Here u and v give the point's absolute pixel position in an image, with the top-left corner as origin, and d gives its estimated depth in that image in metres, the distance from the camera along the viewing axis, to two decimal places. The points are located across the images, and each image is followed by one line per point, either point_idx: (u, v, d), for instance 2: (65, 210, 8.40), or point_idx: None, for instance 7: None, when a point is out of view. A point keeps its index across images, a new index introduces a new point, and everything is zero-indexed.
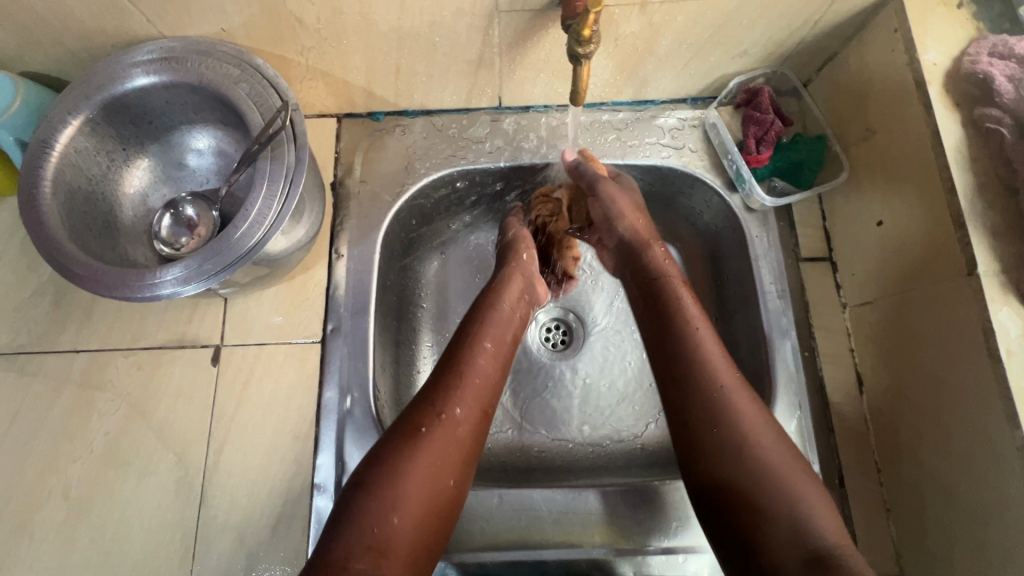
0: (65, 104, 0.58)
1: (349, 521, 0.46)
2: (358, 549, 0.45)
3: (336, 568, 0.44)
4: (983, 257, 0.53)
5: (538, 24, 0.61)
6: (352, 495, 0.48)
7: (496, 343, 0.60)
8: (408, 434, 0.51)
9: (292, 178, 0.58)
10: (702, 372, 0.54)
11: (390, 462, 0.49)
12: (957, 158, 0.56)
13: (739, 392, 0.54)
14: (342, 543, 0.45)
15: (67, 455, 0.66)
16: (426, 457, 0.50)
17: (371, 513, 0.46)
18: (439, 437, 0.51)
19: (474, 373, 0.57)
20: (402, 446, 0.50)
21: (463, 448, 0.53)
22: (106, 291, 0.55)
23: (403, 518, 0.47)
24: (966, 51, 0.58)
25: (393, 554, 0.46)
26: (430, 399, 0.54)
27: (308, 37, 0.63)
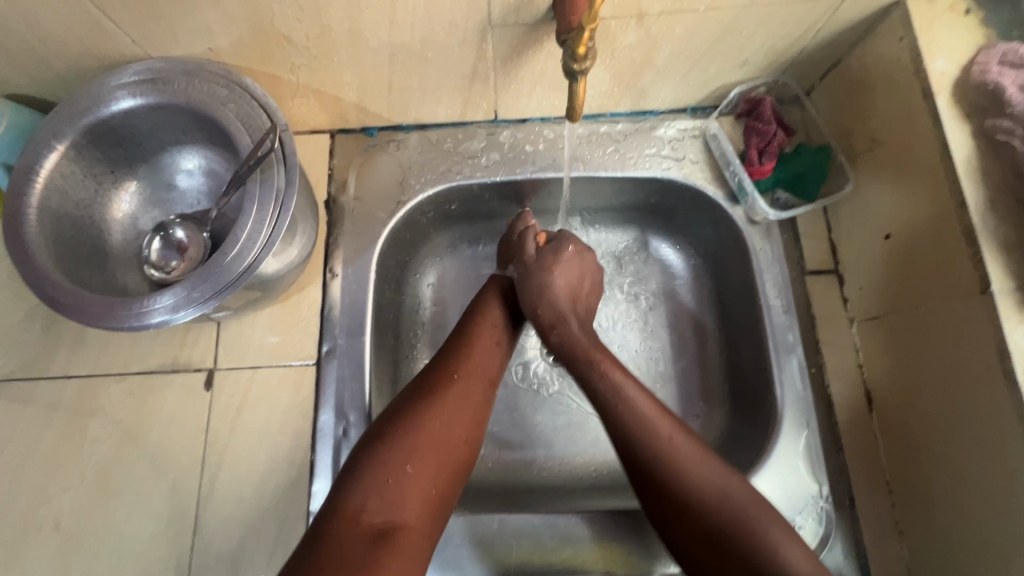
0: (49, 128, 0.57)
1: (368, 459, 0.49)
2: (373, 498, 0.46)
3: (349, 519, 0.45)
4: (997, 274, 0.51)
5: (532, 37, 0.59)
6: (371, 444, 0.50)
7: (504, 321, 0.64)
8: (416, 394, 0.54)
9: (282, 201, 0.57)
10: (643, 433, 0.53)
11: (401, 418, 0.52)
12: (967, 171, 0.54)
13: (682, 441, 0.53)
14: (355, 494, 0.47)
15: (59, 484, 0.65)
16: (438, 412, 0.53)
17: (386, 462, 0.48)
18: (452, 394, 0.54)
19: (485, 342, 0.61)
20: (415, 404, 0.53)
21: (469, 409, 0.55)
22: (93, 321, 0.53)
23: (417, 472, 0.49)
24: (974, 59, 0.56)
25: (405, 502, 0.47)
26: (437, 366, 0.57)
27: (298, 55, 0.61)
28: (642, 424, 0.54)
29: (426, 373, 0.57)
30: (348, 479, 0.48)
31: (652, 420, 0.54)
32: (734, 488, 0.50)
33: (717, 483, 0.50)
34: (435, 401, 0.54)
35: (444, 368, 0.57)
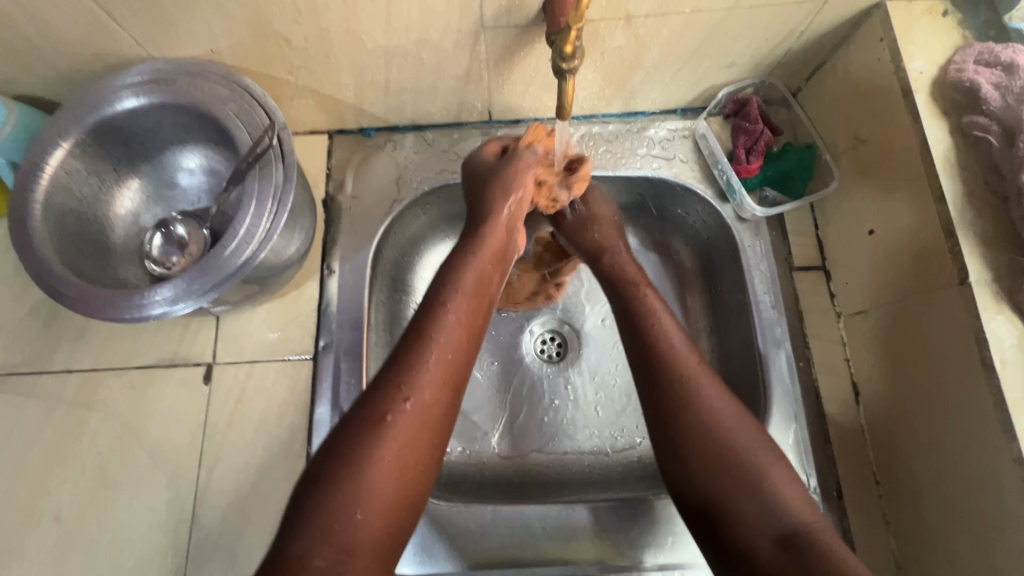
0: (55, 127, 0.59)
1: (312, 519, 0.44)
2: (320, 546, 0.43)
3: (296, 568, 0.42)
4: (974, 265, 0.53)
5: (524, 39, 0.61)
6: (314, 495, 0.45)
7: (463, 309, 0.56)
8: (365, 417, 0.48)
9: (281, 196, 0.58)
10: (671, 367, 0.56)
11: (345, 451, 0.47)
12: (945, 166, 0.56)
13: (709, 379, 0.55)
14: (302, 541, 0.43)
15: (59, 476, 0.66)
16: (388, 438, 0.47)
17: (331, 506, 0.44)
18: (404, 422, 0.48)
19: (442, 350, 0.53)
20: (359, 432, 0.47)
21: (424, 423, 0.49)
22: (96, 312, 0.55)
23: (367, 514, 0.45)
24: (951, 59, 0.58)
25: (357, 547, 0.44)
26: (387, 376, 0.51)
27: (297, 57, 0.63)
28: (673, 355, 0.57)
29: (376, 388, 0.50)
30: (292, 541, 0.43)
31: (677, 352, 0.57)
32: (751, 435, 0.52)
33: (742, 436, 0.52)
34: (383, 425, 0.48)
35: (391, 382, 0.50)
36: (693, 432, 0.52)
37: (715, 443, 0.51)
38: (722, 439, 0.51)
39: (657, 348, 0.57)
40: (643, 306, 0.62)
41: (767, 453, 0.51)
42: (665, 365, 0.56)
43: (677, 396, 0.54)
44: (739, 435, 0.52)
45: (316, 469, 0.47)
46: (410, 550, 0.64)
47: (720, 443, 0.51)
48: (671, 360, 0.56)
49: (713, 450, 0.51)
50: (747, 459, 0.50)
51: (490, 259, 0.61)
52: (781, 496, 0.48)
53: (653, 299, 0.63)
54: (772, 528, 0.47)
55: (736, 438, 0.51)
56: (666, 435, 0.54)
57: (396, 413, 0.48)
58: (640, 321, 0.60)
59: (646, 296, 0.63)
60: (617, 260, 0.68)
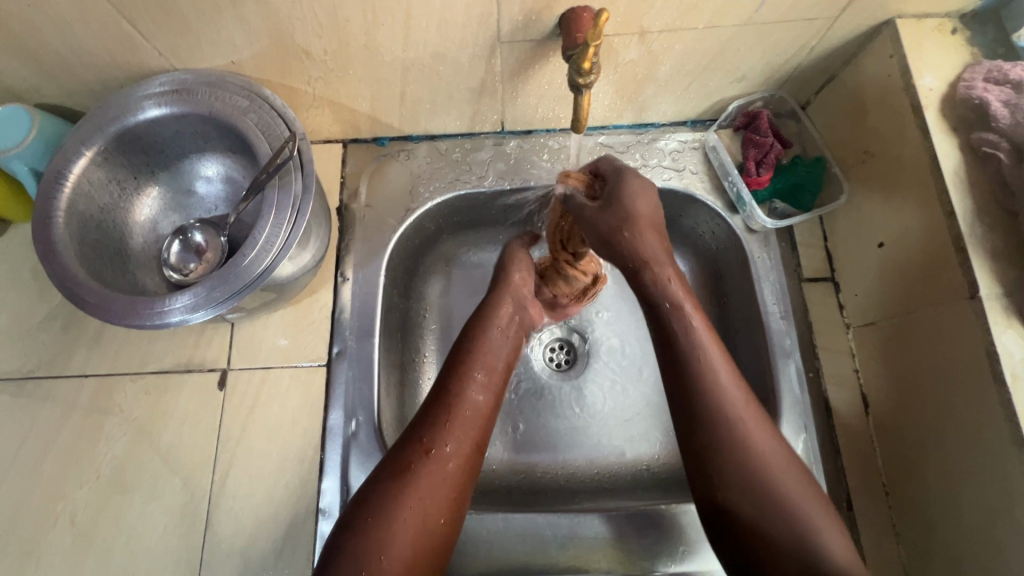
0: (78, 136, 0.60)
1: (342, 565, 0.47)
2: None
3: None
4: (985, 280, 0.53)
5: (539, 52, 0.62)
6: (344, 539, 0.48)
7: (487, 374, 0.60)
8: (392, 469, 0.52)
9: (300, 206, 0.59)
10: (714, 398, 0.54)
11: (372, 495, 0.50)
12: (955, 181, 0.57)
13: (756, 422, 0.54)
14: None
15: (75, 479, 0.67)
16: (414, 490, 0.51)
17: (360, 551, 0.47)
18: (435, 487, 0.52)
19: (463, 407, 0.57)
20: (386, 482, 0.51)
21: (449, 483, 0.52)
22: (117, 318, 0.55)
23: (393, 561, 0.47)
24: (961, 76, 0.59)
25: None
26: (414, 432, 0.55)
27: (316, 69, 0.64)
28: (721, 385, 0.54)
29: (402, 442, 0.54)
30: None
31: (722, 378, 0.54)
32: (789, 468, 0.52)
33: (786, 482, 0.51)
34: (409, 477, 0.51)
35: (417, 437, 0.54)
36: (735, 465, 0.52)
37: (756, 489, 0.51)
38: (766, 488, 0.51)
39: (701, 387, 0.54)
40: (688, 334, 0.56)
41: (808, 496, 0.51)
42: (710, 397, 0.54)
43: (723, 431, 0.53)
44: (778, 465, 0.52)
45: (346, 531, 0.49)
46: None
47: (756, 487, 0.51)
48: (722, 392, 0.54)
49: (756, 497, 0.51)
50: (785, 507, 0.50)
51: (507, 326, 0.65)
52: (820, 545, 0.49)
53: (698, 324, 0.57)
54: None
55: (777, 472, 0.51)
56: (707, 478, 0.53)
57: (422, 464, 0.52)
58: (687, 351, 0.56)
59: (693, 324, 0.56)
60: (657, 274, 0.58)
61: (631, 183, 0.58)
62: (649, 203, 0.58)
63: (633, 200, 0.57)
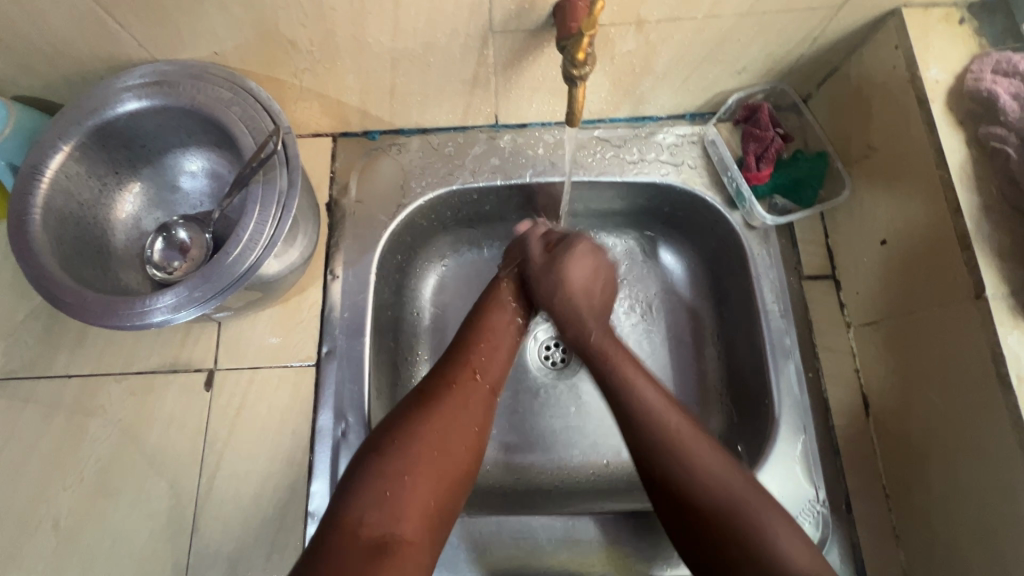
0: (55, 129, 0.58)
1: (364, 489, 0.47)
2: (373, 509, 0.46)
3: (351, 536, 0.45)
4: (991, 280, 0.52)
5: (533, 43, 0.60)
6: (370, 460, 0.49)
7: (502, 323, 0.64)
8: (416, 401, 0.54)
9: (284, 202, 0.57)
10: (655, 423, 0.54)
11: (396, 424, 0.52)
12: (961, 177, 0.55)
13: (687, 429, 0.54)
14: (353, 509, 0.46)
15: (59, 482, 0.65)
16: (437, 417, 0.52)
17: (387, 471, 0.48)
18: (417, 495, 0.48)
19: (479, 350, 0.60)
20: (412, 410, 0.53)
21: (469, 416, 0.54)
22: (95, 319, 0.54)
23: (417, 481, 0.48)
24: (968, 68, 0.57)
25: (407, 513, 0.47)
26: (437, 372, 0.58)
27: (302, 60, 0.62)
28: (658, 414, 0.55)
29: (426, 380, 0.57)
30: (348, 507, 0.46)
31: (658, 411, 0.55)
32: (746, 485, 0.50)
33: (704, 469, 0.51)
34: (433, 407, 0.53)
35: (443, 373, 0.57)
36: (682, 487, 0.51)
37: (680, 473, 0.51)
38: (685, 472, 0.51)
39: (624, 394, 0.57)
40: (618, 348, 0.61)
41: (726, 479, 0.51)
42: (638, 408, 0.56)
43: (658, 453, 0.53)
44: (739, 487, 0.50)
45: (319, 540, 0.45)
46: None
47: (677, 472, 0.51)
48: (652, 421, 0.54)
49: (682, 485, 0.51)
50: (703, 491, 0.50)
51: (490, 337, 0.62)
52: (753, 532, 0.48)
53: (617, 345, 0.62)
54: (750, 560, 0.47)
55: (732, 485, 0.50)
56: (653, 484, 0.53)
57: (445, 398, 0.54)
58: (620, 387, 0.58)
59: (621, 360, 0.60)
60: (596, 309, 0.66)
61: (566, 249, 0.66)
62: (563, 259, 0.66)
63: (569, 270, 0.65)
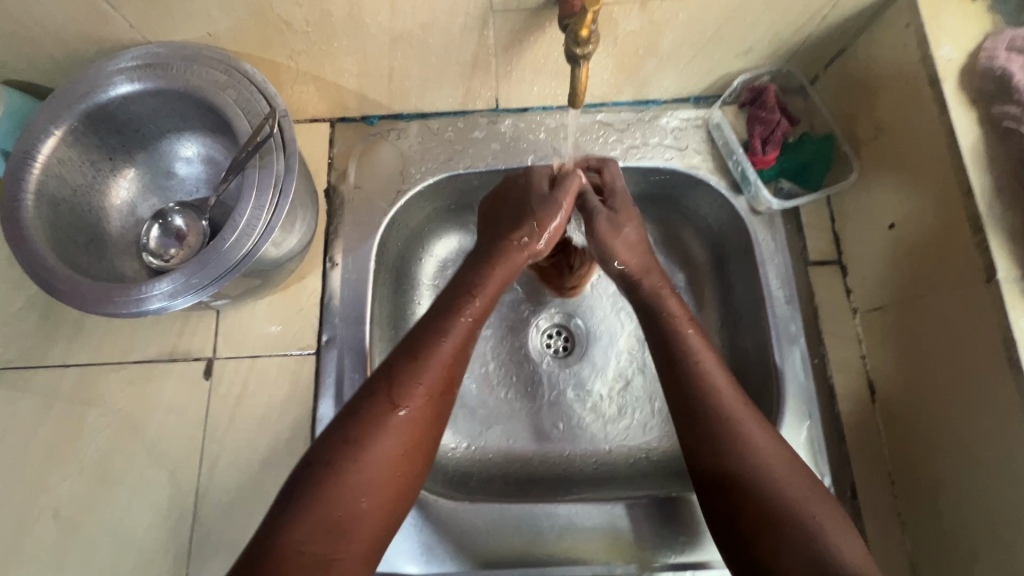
0: (47, 113, 0.56)
1: (309, 511, 0.44)
2: (318, 532, 0.43)
3: (291, 556, 0.42)
4: (1002, 262, 0.51)
5: (534, 22, 0.59)
6: (317, 475, 0.45)
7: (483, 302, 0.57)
8: (378, 404, 0.49)
9: (282, 186, 0.56)
10: (713, 403, 0.53)
11: (349, 433, 0.47)
12: (973, 158, 0.54)
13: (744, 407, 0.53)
14: (297, 528, 0.43)
15: (59, 472, 0.65)
16: (398, 428, 0.48)
17: (337, 492, 0.45)
18: (372, 512, 0.46)
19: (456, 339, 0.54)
20: (372, 419, 0.48)
21: (434, 418, 0.51)
22: (91, 307, 0.53)
23: (371, 499, 0.46)
24: (982, 45, 0.56)
25: (353, 534, 0.45)
26: (401, 367, 0.51)
27: (297, 41, 0.61)
28: (715, 383, 0.54)
29: (389, 377, 0.50)
30: (285, 530, 0.43)
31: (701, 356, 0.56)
32: (799, 474, 0.49)
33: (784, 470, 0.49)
34: (396, 414, 0.49)
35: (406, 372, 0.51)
36: (734, 459, 0.50)
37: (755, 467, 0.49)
38: (758, 467, 0.49)
39: (702, 387, 0.53)
40: (685, 344, 0.57)
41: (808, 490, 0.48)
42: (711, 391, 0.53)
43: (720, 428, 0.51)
44: (806, 483, 0.48)
45: (250, 557, 0.42)
46: (416, 549, 0.63)
47: (750, 468, 0.49)
48: (710, 390, 0.53)
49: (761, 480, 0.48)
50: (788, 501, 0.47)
51: (457, 346, 0.54)
52: (829, 544, 0.44)
53: (697, 338, 0.57)
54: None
55: (785, 471, 0.49)
56: (713, 486, 0.50)
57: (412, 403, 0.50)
58: (678, 352, 0.56)
59: (688, 332, 0.57)
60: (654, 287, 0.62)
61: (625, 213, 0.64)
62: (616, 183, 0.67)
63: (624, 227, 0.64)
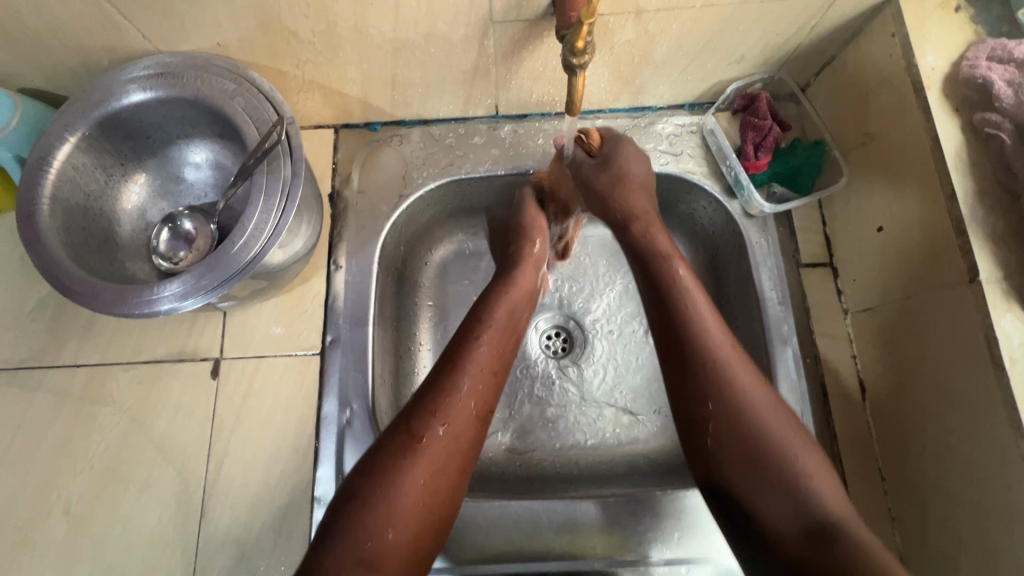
0: (62, 120, 0.58)
1: (343, 540, 0.46)
2: (353, 560, 0.46)
3: None
4: (984, 264, 0.53)
5: (532, 33, 0.61)
6: (349, 510, 0.48)
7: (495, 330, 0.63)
8: (401, 440, 0.52)
9: (289, 191, 0.58)
10: (703, 348, 0.55)
11: (375, 467, 0.50)
12: (956, 163, 0.56)
13: (739, 359, 0.55)
14: (334, 556, 0.46)
15: (69, 470, 0.66)
16: (422, 459, 0.51)
17: (366, 524, 0.47)
18: (400, 540, 0.48)
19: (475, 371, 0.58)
20: (396, 454, 0.51)
21: (457, 447, 0.54)
22: (104, 307, 0.55)
23: (399, 530, 0.48)
24: (964, 55, 0.58)
25: (385, 566, 0.47)
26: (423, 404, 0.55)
27: (303, 50, 0.63)
28: (707, 341, 0.55)
29: (412, 415, 0.54)
30: (324, 557, 0.46)
31: (710, 326, 0.57)
32: (791, 426, 0.52)
33: (770, 419, 0.52)
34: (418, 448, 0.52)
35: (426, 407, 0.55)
36: (725, 418, 0.53)
37: (735, 407, 0.53)
38: (745, 410, 0.52)
39: (691, 337, 0.56)
40: (676, 286, 0.59)
41: (793, 436, 0.52)
42: (699, 347, 0.55)
43: (705, 378, 0.54)
44: (784, 425, 0.52)
45: None
46: None
47: (733, 409, 0.53)
48: (698, 334, 0.56)
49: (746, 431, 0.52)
50: (765, 438, 0.51)
51: (477, 374, 0.58)
52: (809, 483, 0.49)
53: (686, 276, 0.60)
54: (802, 519, 0.48)
55: (777, 425, 0.52)
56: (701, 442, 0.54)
57: (432, 437, 0.53)
58: (678, 320, 0.57)
59: (681, 273, 0.60)
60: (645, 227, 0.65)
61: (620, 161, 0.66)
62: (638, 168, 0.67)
63: (631, 182, 0.66)
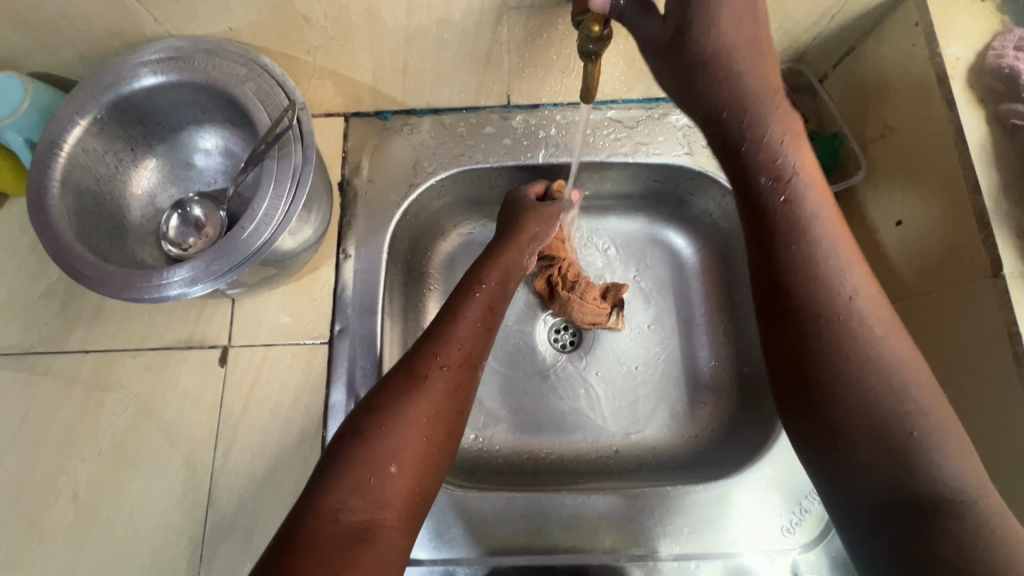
0: (73, 104, 0.58)
1: (345, 474, 0.45)
2: (354, 496, 0.44)
3: (329, 519, 0.42)
4: (1008, 258, 0.52)
5: (548, 20, 0.60)
6: (350, 442, 0.47)
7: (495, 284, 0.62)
8: (401, 379, 0.51)
9: (299, 178, 0.58)
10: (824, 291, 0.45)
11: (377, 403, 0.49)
12: (980, 156, 0.55)
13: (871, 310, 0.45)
14: (334, 492, 0.44)
15: (77, 455, 0.66)
16: (423, 398, 0.50)
17: (366, 459, 0.45)
18: (400, 478, 0.46)
19: (473, 320, 0.58)
20: (396, 392, 0.50)
21: (457, 394, 0.53)
22: (113, 292, 0.54)
23: (402, 466, 0.46)
24: (990, 45, 0.57)
25: (389, 499, 0.45)
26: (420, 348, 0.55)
27: (316, 36, 0.62)
28: (831, 283, 0.45)
29: (409, 359, 0.54)
30: (325, 492, 0.44)
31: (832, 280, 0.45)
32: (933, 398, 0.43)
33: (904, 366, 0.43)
34: (419, 387, 0.51)
35: (428, 353, 0.54)
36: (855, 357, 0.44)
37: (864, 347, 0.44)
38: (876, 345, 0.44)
39: (811, 276, 0.45)
40: (791, 219, 0.46)
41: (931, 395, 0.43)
42: (813, 285, 0.45)
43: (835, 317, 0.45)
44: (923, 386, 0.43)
45: (288, 532, 0.42)
46: (424, 534, 0.64)
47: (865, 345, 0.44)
48: (821, 274, 0.45)
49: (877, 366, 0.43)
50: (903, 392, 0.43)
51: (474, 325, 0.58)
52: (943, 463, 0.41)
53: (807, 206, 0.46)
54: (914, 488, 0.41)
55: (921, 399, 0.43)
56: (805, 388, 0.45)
57: (434, 375, 0.52)
58: (787, 242, 0.46)
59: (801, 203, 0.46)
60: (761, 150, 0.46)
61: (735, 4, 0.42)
62: (755, 28, 0.44)
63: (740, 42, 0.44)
